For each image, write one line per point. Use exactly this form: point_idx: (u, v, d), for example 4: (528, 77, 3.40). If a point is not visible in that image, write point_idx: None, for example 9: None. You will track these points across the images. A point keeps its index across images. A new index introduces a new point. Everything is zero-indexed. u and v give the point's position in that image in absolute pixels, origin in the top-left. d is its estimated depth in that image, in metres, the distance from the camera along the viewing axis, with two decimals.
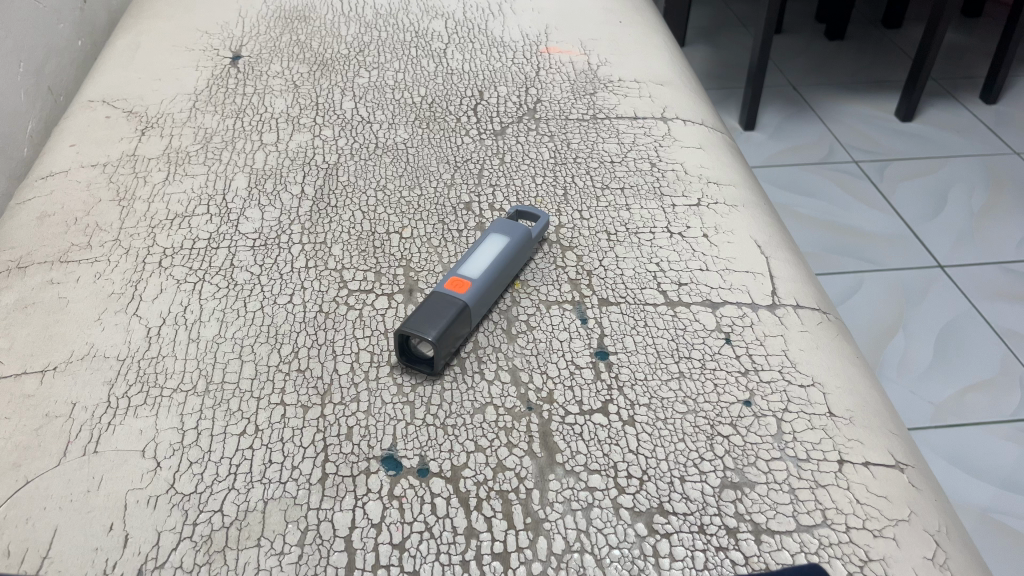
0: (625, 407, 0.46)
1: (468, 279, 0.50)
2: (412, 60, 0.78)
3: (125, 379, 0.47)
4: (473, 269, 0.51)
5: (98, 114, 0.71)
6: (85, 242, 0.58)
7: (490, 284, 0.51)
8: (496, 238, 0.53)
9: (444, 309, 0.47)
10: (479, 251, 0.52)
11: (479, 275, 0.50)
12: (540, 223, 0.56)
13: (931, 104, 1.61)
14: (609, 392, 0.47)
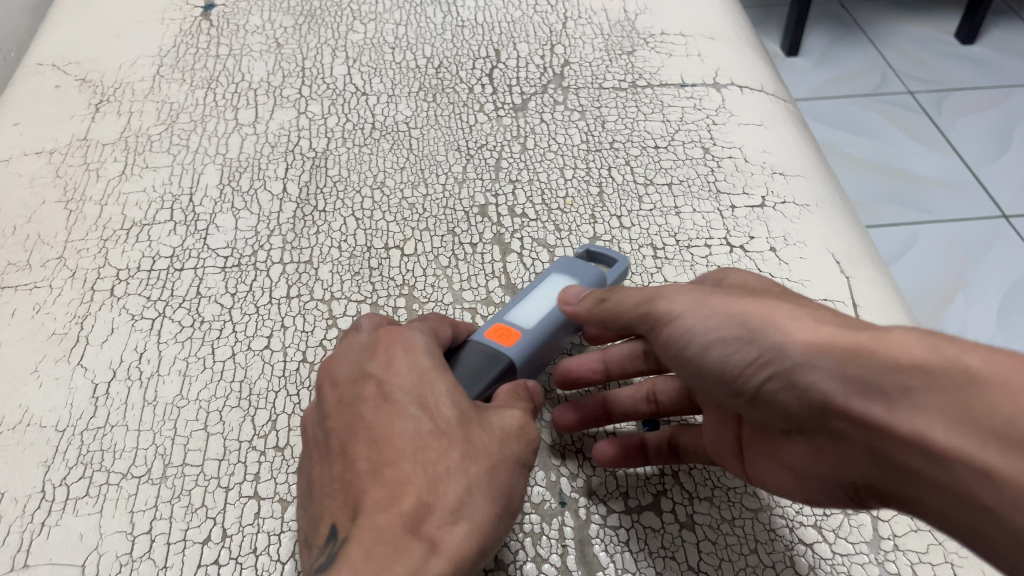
0: (681, 501, 0.37)
1: (518, 328, 0.38)
2: (416, 8, 0.66)
3: (64, 460, 0.39)
4: (524, 317, 0.39)
5: (47, 81, 0.60)
6: (25, 259, 0.48)
7: (546, 342, 0.39)
8: (558, 277, 0.41)
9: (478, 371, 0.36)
10: (535, 296, 0.40)
11: (534, 323, 0.39)
12: (616, 268, 0.43)
13: (994, 24, 1.46)
14: (662, 479, 0.38)
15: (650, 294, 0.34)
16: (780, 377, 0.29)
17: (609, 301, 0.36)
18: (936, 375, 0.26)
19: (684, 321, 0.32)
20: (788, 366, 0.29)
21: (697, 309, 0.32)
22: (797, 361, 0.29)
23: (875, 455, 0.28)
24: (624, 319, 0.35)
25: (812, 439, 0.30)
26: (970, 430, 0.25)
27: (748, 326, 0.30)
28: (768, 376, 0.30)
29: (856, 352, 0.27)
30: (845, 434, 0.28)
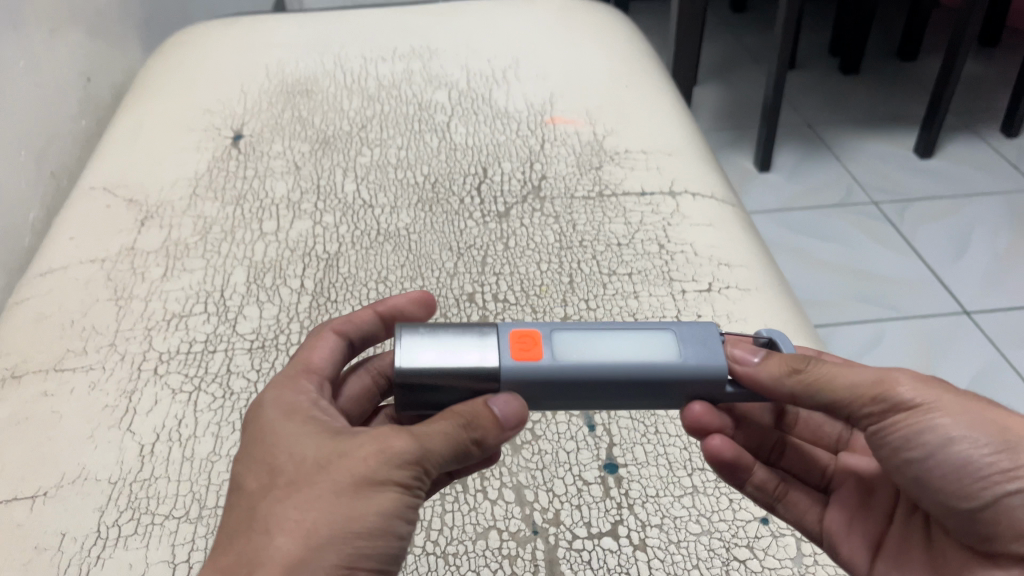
0: (635, 527, 0.44)
1: (543, 358, 0.39)
2: (415, 135, 0.77)
3: (116, 506, 0.46)
4: (580, 355, 0.39)
5: (99, 202, 0.70)
6: (81, 346, 0.56)
7: (571, 382, 0.39)
8: (670, 340, 0.40)
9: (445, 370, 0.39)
10: (629, 340, 0.40)
11: (565, 363, 0.39)
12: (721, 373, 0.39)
13: (951, 140, 1.58)
14: (619, 510, 0.45)
15: (883, 374, 0.39)
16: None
17: (805, 375, 0.39)
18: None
19: (938, 416, 0.38)
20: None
21: (952, 410, 0.38)
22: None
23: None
24: (833, 389, 0.39)
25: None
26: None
27: (1008, 436, 0.37)
28: (1018, 490, 0.36)
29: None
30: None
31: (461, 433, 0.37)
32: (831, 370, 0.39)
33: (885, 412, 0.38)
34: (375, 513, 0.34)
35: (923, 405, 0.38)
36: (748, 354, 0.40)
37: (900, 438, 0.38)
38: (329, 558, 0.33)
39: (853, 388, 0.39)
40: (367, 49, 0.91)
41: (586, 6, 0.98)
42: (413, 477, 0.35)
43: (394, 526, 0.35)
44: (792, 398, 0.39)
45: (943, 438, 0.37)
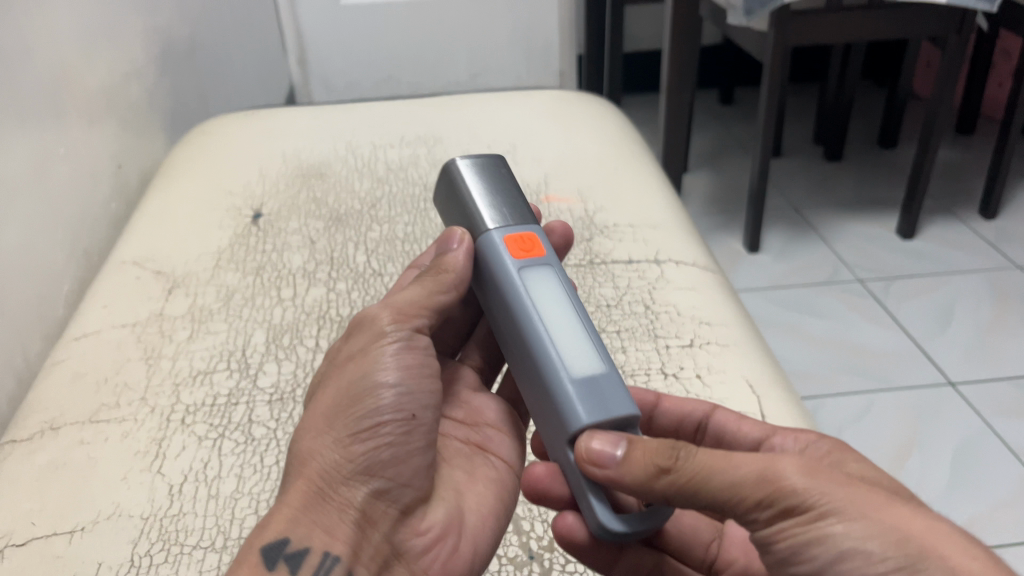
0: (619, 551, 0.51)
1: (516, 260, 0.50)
2: (421, 212, 0.84)
3: (148, 538, 0.50)
4: (533, 294, 0.49)
5: (129, 274, 0.75)
6: (114, 400, 0.61)
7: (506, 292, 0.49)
8: (593, 368, 0.45)
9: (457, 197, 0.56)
10: (582, 333, 0.47)
11: (518, 275, 0.49)
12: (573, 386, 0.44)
13: (931, 221, 1.66)
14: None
15: (767, 468, 0.41)
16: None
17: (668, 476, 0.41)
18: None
19: (834, 523, 0.39)
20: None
21: (850, 515, 0.39)
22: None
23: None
24: (707, 490, 0.41)
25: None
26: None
27: (908, 550, 0.38)
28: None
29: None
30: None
31: (431, 284, 0.52)
32: (700, 470, 0.41)
33: (775, 512, 0.40)
34: (364, 379, 0.47)
35: (816, 512, 0.39)
36: (611, 449, 0.42)
37: (789, 546, 0.40)
38: (335, 436, 0.46)
39: (729, 487, 0.41)
40: (377, 137, 0.99)
41: (578, 98, 1.07)
42: (390, 329, 0.49)
43: (382, 388, 0.47)
44: (666, 497, 0.42)
45: (837, 551, 0.39)
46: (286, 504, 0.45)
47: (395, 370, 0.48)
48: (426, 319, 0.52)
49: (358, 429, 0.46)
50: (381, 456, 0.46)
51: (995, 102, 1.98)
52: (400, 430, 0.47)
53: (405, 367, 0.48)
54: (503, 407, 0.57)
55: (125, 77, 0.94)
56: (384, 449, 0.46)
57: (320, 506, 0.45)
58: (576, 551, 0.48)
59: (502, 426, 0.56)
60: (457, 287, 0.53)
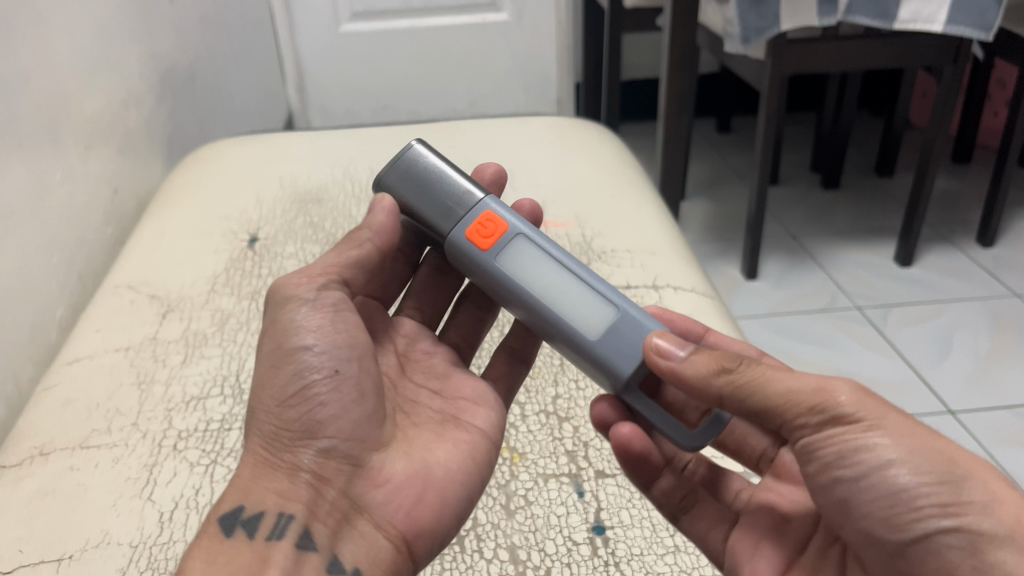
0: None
1: (487, 246, 0.54)
2: None
3: (137, 567, 0.49)
4: (520, 273, 0.53)
5: (123, 298, 0.75)
6: (105, 426, 0.60)
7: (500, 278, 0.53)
8: (606, 318, 0.51)
9: (433, 181, 0.57)
10: (576, 292, 0.52)
11: (501, 264, 0.53)
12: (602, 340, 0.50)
13: (929, 249, 1.66)
14: (606, 566, 0.50)
15: (823, 385, 0.45)
16: (968, 537, 0.41)
17: (731, 374, 0.46)
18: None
19: (881, 435, 0.44)
20: (982, 528, 0.41)
21: (898, 433, 0.44)
22: (987, 506, 0.42)
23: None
24: (762, 394, 0.46)
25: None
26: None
27: (951, 471, 0.43)
28: (946, 527, 0.42)
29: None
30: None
31: (347, 248, 0.56)
32: (760, 376, 0.46)
33: (824, 425, 0.45)
34: (288, 346, 0.51)
35: (867, 423, 0.44)
36: (677, 347, 0.48)
37: (835, 453, 0.45)
38: (269, 408, 0.50)
39: (784, 394, 0.45)
40: (374, 163, 0.98)
41: (575, 126, 1.07)
42: (306, 294, 0.52)
43: (301, 351, 0.51)
44: (720, 397, 0.47)
45: (881, 460, 0.44)
46: (239, 474, 0.49)
47: (313, 332, 0.51)
48: (340, 276, 0.55)
49: (286, 398, 0.50)
50: (316, 412, 0.50)
51: (991, 132, 1.99)
52: (327, 385, 0.50)
53: (325, 328, 0.52)
54: (480, 383, 0.59)
55: (123, 104, 0.94)
56: (318, 408, 0.50)
57: (271, 472, 0.49)
58: (629, 462, 0.52)
59: (475, 397, 0.58)
60: (375, 241, 0.56)
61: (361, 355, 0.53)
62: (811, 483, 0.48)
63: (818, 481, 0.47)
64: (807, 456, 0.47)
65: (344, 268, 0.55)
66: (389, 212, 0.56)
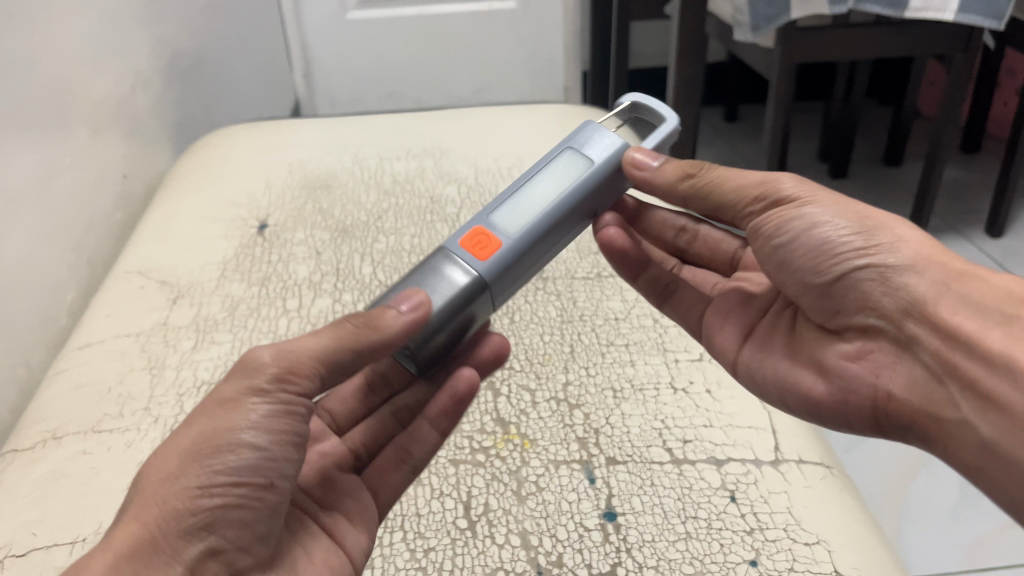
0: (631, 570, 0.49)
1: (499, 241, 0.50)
2: (427, 224, 0.84)
3: None
4: (528, 222, 0.51)
5: (133, 284, 0.75)
6: (117, 410, 0.60)
7: (529, 238, 0.51)
8: (584, 167, 0.53)
9: (441, 283, 0.49)
10: (555, 180, 0.53)
11: (518, 231, 0.50)
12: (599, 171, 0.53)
13: (937, 239, 1.65)
14: (616, 554, 0.50)
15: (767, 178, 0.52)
16: (879, 271, 0.46)
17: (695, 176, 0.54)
18: (1009, 303, 0.43)
19: (811, 205, 0.49)
20: (889, 262, 0.46)
21: (826, 203, 0.50)
22: (894, 248, 0.47)
23: (921, 354, 0.45)
24: (718, 191, 0.53)
25: (863, 344, 0.48)
26: (1012, 336, 0.42)
27: (867, 224, 0.48)
28: (863, 265, 0.47)
29: (948, 274, 0.45)
30: (900, 333, 0.46)
31: (347, 335, 0.45)
32: (716, 178, 0.54)
33: (766, 204, 0.51)
34: (223, 432, 0.41)
35: (800, 201, 0.50)
36: (650, 159, 0.54)
37: (774, 226, 0.51)
38: (183, 483, 0.40)
39: (738, 188, 0.53)
40: (383, 150, 0.98)
41: (585, 113, 1.07)
42: (268, 385, 0.43)
43: (243, 446, 0.41)
44: (682, 196, 0.55)
45: (811, 222, 0.49)
46: (118, 538, 0.39)
47: (266, 432, 0.42)
48: (320, 375, 0.45)
49: (209, 482, 0.40)
50: (226, 519, 0.40)
51: (1001, 121, 1.98)
52: (252, 495, 0.41)
53: (277, 431, 0.42)
54: (361, 498, 0.50)
55: (131, 91, 0.94)
56: (229, 511, 0.40)
57: (152, 557, 0.38)
58: (616, 259, 0.60)
59: (352, 514, 0.49)
60: (377, 343, 0.45)
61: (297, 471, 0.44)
62: (759, 258, 0.53)
63: (761, 254, 0.52)
64: (754, 236, 0.52)
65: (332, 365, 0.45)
66: (411, 326, 0.46)
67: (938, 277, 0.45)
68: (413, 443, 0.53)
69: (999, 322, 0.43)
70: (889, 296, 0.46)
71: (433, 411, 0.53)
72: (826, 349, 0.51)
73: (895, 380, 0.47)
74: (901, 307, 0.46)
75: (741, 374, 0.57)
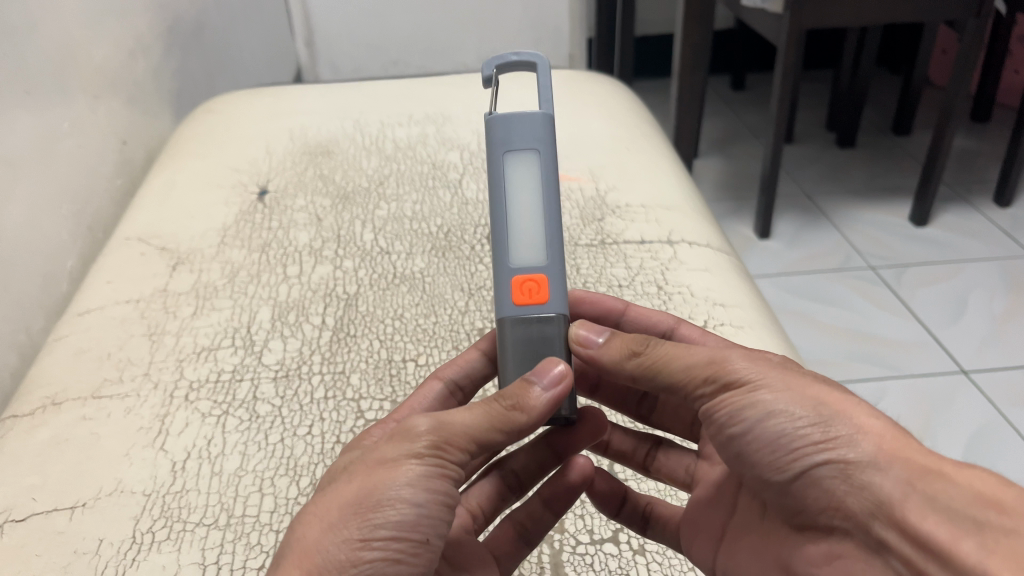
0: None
1: (540, 275, 0.48)
2: (429, 190, 0.83)
3: (150, 515, 0.50)
4: (540, 246, 0.48)
5: (133, 250, 0.74)
6: (117, 376, 0.60)
7: (557, 249, 0.49)
8: (532, 160, 0.49)
9: (537, 343, 0.48)
10: (518, 196, 0.49)
11: (546, 258, 0.48)
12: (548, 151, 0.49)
13: (945, 209, 1.64)
14: (624, 565, 0.48)
15: (717, 357, 0.47)
16: (841, 468, 0.41)
17: (643, 356, 0.48)
18: (977, 506, 0.37)
19: (764, 392, 0.44)
20: (850, 457, 0.41)
21: (777, 388, 0.44)
22: (853, 441, 0.41)
23: (892, 560, 0.39)
24: (669, 371, 0.47)
25: (830, 547, 0.43)
26: (986, 548, 0.36)
27: (823, 410, 0.43)
28: (823, 462, 0.41)
29: (915, 471, 0.39)
30: (867, 534, 0.40)
31: (495, 417, 0.44)
32: (665, 356, 0.48)
33: (717, 391, 0.46)
34: (384, 487, 0.40)
35: (752, 384, 0.45)
36: (596, 335, 0.50)
37: (726, 414, 0.45)
38: (345, 534, 0.39)
39: (684, 371, 0.47)
40: (385, 116, 0.97)
41: (590, 79, 1.05)
42: (425, 450, 0.42)
43: (404, 502, 0.40)
44: (632, 376, 0.49)
45: (765, 411, 0.44)
46: None
47: (423, 490, 0.41)
48: (469, 451, 0.44)
49: (370, 535, 0.39)
50: (386, 573, 0.39)
51: (1012, 90, 1.95)
52: (411, 551, 0.40)
53: (434, 491, 0.41)
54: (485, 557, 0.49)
55: (131, 54, 0.93)
56: (390, 567, 0.40)
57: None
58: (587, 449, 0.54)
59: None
60: (523, 424, 0.44)
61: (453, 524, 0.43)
62: (715, 443, 0.48)
63: (716, 440, 0.47)
64: (707, 420, 0.47)
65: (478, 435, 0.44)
66: (555, 400, 0.45)
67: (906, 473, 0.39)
68: (529, 516, 0.50)
69: (969, 528, 0.37)
70: (854, 495, 0.40)
71: (547, 490, 0.51)
72: (795, 552, 0.46)
73: None
74: (868, 509, 0.40)
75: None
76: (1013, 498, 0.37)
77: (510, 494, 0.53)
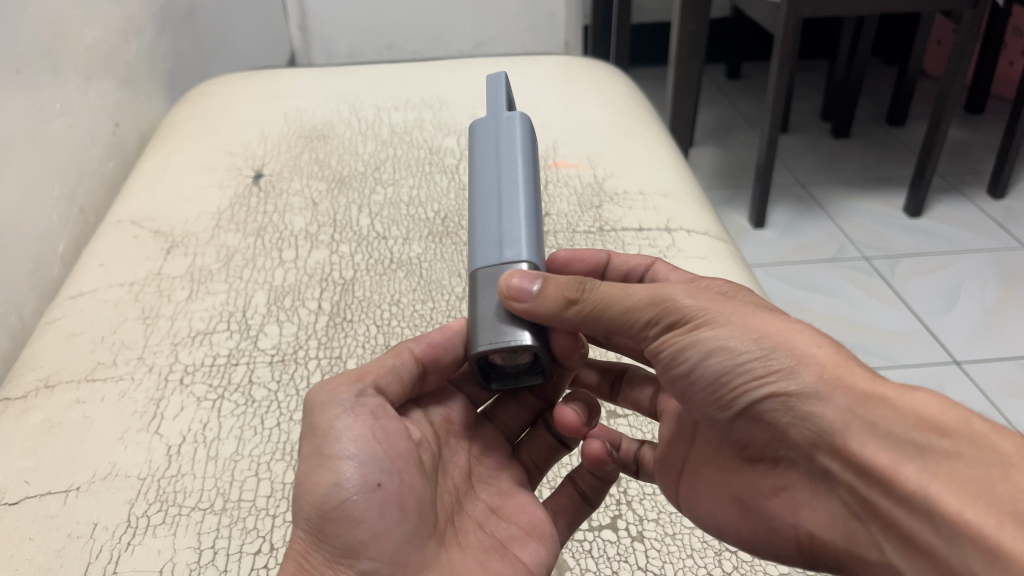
0: (634, 569, 0.47)
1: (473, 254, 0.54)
2: (426, 176, 0.82)
3: (145, 499, 0.49)
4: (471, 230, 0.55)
5: (126, 233, 0.73)
6: (111, 359, 0.60)
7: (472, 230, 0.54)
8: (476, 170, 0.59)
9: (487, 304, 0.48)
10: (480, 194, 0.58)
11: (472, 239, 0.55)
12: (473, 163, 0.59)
13: (939, 200, 1.64)
14: (623, 552, 0.48)
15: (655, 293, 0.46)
16: (783, 400, 0.41)
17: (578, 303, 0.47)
18: (919, 430, 0.37)
19: (705, 329, 0.44)
20: (792, 389, 0.41)
21: (720, 323, 0.44)
22: (794, 372, 0.41)
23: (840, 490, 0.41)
24: (610, 315, 0.47)
25: (778, 478, 0.45)
26: (928, 473, 0.36)
27: (763, 343, 0.42)
28: (766, 395, 0.42)
29: (857, 397, 0.39)
30: (813, 459, 0.42)
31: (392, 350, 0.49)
32: (603, 298, 0.47)
33: (661, 323, 0.46)
34: (325, 456, 0.43)
35: (694, 323, 0.45)
36: (529, 285, 0.47)
37: (670, 354, 0.46)
38: (304, 512, 0.42)
39: (627, 311, 0.47)
40: (381, 101, 0.96)
41: (586, 65, 1.05)
42: (345, 400, 0.45)
43: (341, 462, 0.43)
44: (575, 326, 0.48)
45: (706, 350, 0.44)
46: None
47: (352, 441, 0.44)
48: (377, 382, 0.48)
49: (325, 505, 0.42)
50: (354, 532, 0.42)
51: (1007, 83, 1.96)
52: (369, 505, 0.42)
53: (365, 439, 0.44)
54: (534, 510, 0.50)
55: (123, 36, 0.92)
56: (355, 528, 0.42)
57: None
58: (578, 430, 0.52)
59: (525, 529, 0.49)
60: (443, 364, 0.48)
61: (401, 466, 0.45)
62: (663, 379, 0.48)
63: (663, 373, 0.48)
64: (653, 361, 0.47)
65: (381, 374, 0.48)
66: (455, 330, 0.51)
67: (850, 400, 0.39)
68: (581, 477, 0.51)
69: (911, 453, 0.37)
70: (797, 426, 0.41)
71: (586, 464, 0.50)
72: (751, 486, 0.47)
73: (814, 517, 0.43)
74: (814, 439, 0.41)
75: (681, 507, 0.51)
76: (956, 419, 0.37)
77: (559, 446, 0.55)
